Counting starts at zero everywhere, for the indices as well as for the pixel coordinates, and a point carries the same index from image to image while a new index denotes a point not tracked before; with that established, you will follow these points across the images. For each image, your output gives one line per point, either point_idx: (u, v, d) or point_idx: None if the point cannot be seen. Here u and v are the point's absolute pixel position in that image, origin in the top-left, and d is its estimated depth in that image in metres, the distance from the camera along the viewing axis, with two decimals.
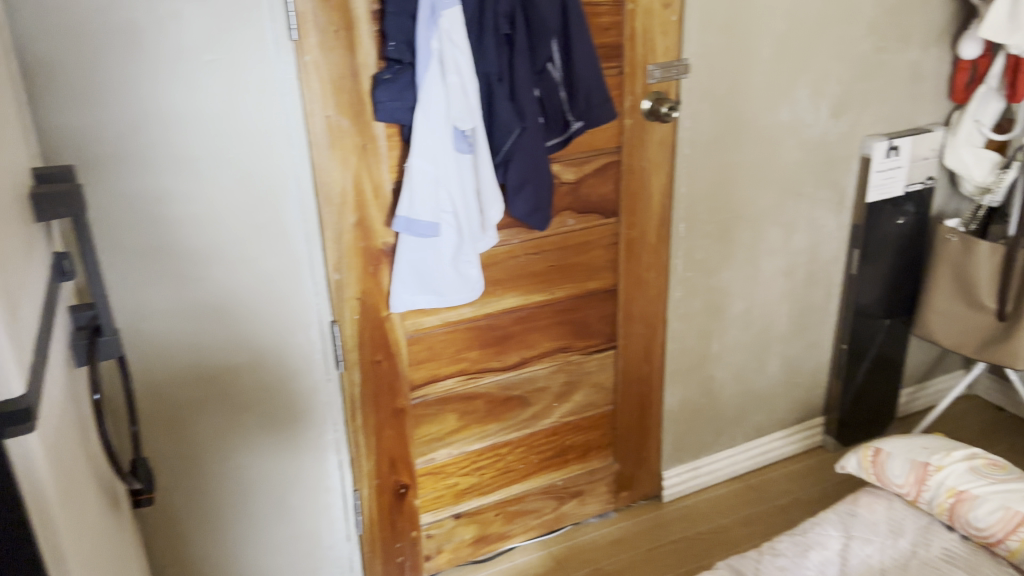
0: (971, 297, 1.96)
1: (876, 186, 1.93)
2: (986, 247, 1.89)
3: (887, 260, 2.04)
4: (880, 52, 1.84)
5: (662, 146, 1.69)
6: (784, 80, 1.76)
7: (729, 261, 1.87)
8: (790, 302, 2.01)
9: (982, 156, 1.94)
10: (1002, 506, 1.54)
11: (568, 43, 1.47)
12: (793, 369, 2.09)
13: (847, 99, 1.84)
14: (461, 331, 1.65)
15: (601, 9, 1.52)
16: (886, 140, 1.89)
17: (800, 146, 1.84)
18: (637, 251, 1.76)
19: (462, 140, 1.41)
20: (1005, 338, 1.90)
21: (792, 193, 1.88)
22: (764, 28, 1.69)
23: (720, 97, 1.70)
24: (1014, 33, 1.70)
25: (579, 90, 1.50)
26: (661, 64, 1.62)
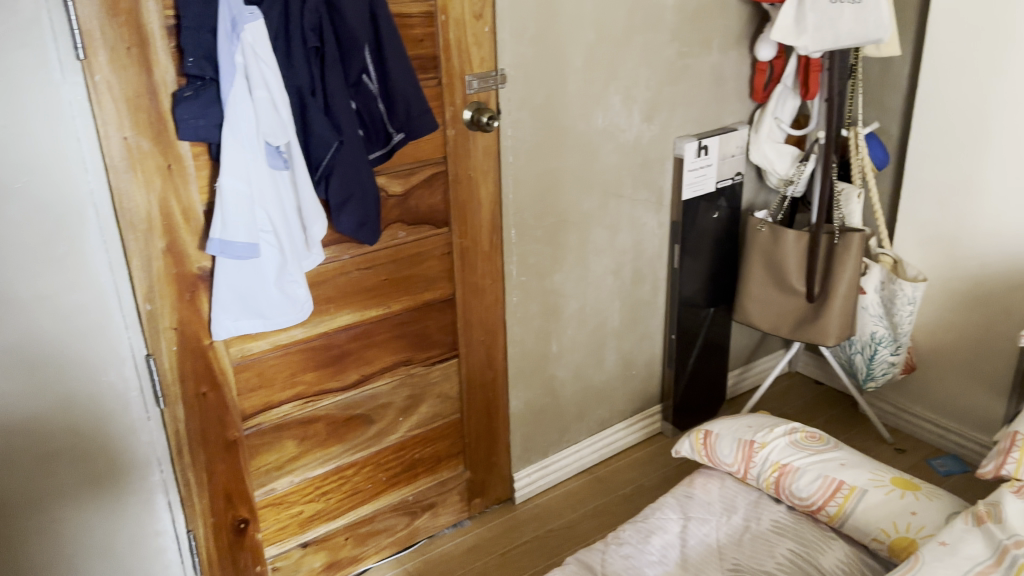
0: (782, 282, 2.10)
1: (690, 184, 2.03)
2: (792, 236, 2.04)
3: (706, 253, 2.15)
4: (685, 57, 1.94)
5: (488, 155, 1.70)
6: (598, 86, 1.81)
7: (561, 264, 1.91)
8: (621, 298, 2.08)
9: (783, 150, 2.10)
10: (821, 475, 1.66)
11: (382, 54, 1.45)
12: (628, 362, 2.17)
13: (657, 102, 1.93)
14: (293, 354, 1.59)
15: (413, 20, 1.52)
16: (695, 140, 1.99)
17: (618, 149, 1.91)
18: (470, 259, 1.77)
19: (276, 157, 1.38)
20: (815, 318, 2.06)
21: (614, 194, 1.94)
22: (575, 37, 1.74)
23: (538, 104, 1.74)
24: (801, 35, 1.83)
25: (397, 101, 1.48)
26: (479, 75, 1.63)
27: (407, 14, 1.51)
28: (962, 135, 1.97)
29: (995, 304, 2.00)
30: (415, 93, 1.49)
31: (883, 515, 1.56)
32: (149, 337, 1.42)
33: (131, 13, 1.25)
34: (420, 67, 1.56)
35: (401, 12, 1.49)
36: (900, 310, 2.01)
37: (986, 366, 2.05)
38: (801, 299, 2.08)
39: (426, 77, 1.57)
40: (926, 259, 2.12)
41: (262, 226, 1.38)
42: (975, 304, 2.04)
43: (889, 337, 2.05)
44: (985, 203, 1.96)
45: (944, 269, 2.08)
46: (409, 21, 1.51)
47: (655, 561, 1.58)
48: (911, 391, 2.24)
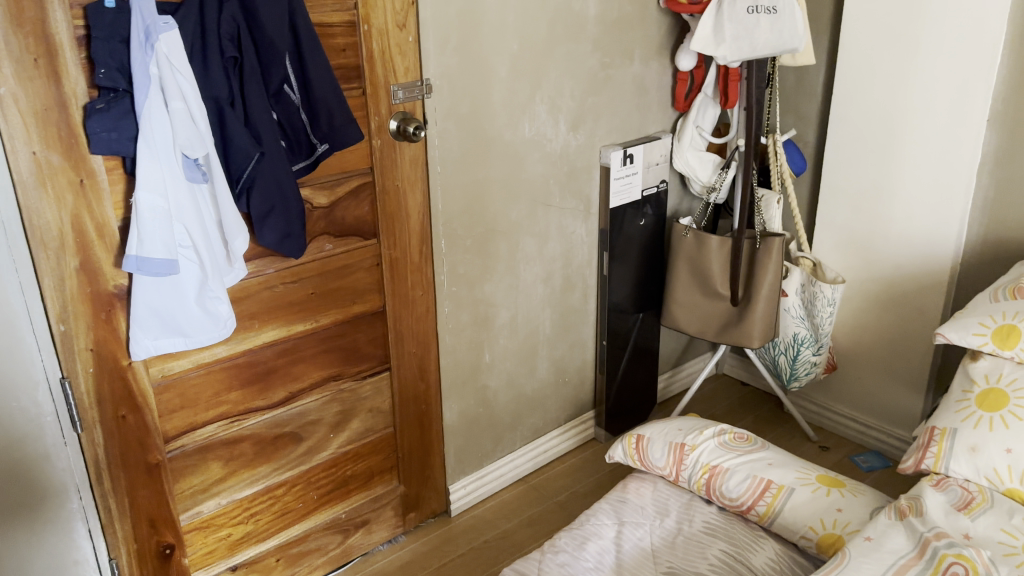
0: (707, 287, 2.14)
1: (617, 192, 2.06)
2: (716, 241, 2.08)
3: (634, 259, 2.18)
4: (608, 67, 1.96)
5: (414, 165, 1.69)
6: (524, 96, 1.82)
7: (491, 273, 1.91)
8: (551, 306, 2.08)
9: (705, 158, 2.14)
10: (750, 476, 1.70)
11: (303, 64, 1.43)
12: (560, 370, 2.17)
13: (581, 112, 1.94)
14: (217, 372, 1.55)
15: (335, 30, 1.50)
16: (620, 149, 2.02)
17: (544, 159, 1.92)
18: (400, 270, 1.75)
19: (194, 170, 1.35)
20: (739, 322, 2.10)
21: (541, 203, 1.95)
22: (499, 47, 1.74)
23: (464, 114, 1.73)
24: (719, 45, 1.87)
25: (319, 111, 1.46)
26: (403, 85, 1.62)
27: (329, 23, 1.49)
28: (875, 142, 2.04)
29: (908, 304, 2.08)
30: (338, 103, 1.48)
31: (810, 513, 1.61)
32: (64, 359, 1.36)
33: (37, 22, 1.20)
34: (343, 77, 1.54)
35: (322, 21, 1.48)
36: (820, 312, 2.07)
37: (902, 364, 2.13)
38: (726, 303, 2.13)
39: (350, 87, 1.56)
40: (844, 262, 2.19)
41: (179, 242, 1.35)
42: (891, 305, 2.12)
43: (811, 338, 2.11)
44: (897, 207, 2.04)
45: (860, 271, 2.16)
46: (330, 30, 1.49)
47: (590, 568, 1.58)
48: (833, 390, 2.31)
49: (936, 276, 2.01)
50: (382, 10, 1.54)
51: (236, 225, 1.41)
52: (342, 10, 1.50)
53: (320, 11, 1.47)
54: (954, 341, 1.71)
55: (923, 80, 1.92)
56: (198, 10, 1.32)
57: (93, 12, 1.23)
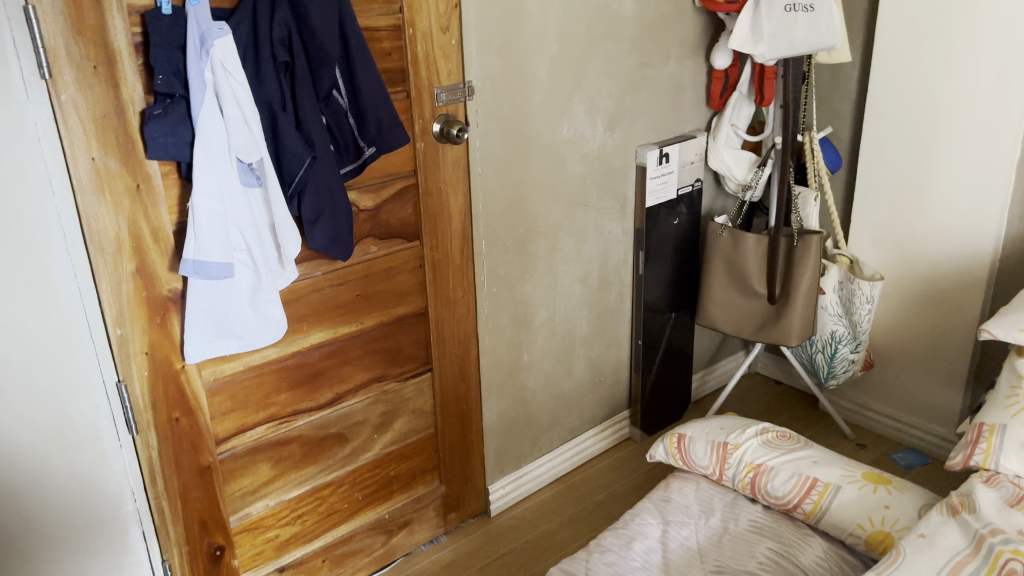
0: (743, 285, 2.14)
1: (652, 192, 2.04)
2: (752, 239, 2.09)
3: (668, 259, 2.17)
4: (644, 67, 1.95)
5: (456, 167, 1.70)
6: (564, 96, 1.82)
7: (530, 274, 1.91)
8: (589, 306, 2.08)
9: (741, 156, 2.12)
10: (796, 474, 1.70)
11: (352, 69, 1.44)
12: (597, 370, 2.17)
13: (618, 113, 1.94)
14: (266, 374, 1.56)
15: (380, 34, 1.51)
16: (656, 148, 2.01)
17: (581, 159, 1.91)
18: (442, 272, 1.76)
19: (249, 174, 1.36)
20: (777, 321, 2.10)
21: (579, 203, 1.95)
22: (539, 48, 1.74)
23: (505, 116, 1.74)
24: (758, 44, 1.86)
25: (367, 116, 1.47)
26: (446, 87, 1.62)
27: (375, 26, 1.49)
28: (913, 138, 2.04)
29: (947, 300, 2.08)
30: (386, 107, 1.49)
31: (858, 510, 1.61)
32: (120, 363, 1.37)
33: (96, 30, 1.22)
34: (388, 80, 1.55)
35: (369, 25, 1.49)
36: (858, 310, 2.06)
37: (941, 360, 2.13)
38: (763, 301, 2.13)
39: (394, 90, 1.57)
40: (881, 259, 2.18)
41: (234, 246, 1.37)
42: (929, 301, 2.11)
43: (849, 336, 2.11)
44: (936, 203, 2.04)
45: (898, 267, 2.15)
46: (376, 33, 1.50)
47: (638, 567, 1.58)
48: (869, 388, 2.31)
49: (976, 271, 2.01)
50: (426, 13, 1.55)
51: (289, 229, 1.42)
52: (388, 13, 1.51)
53: (367, 15, 1.48)
54: (1000, 337, 1.70)
55: (962, 75, 1.92)
56: (251, 17, 1.34)
57: (150, 20, 1.25)
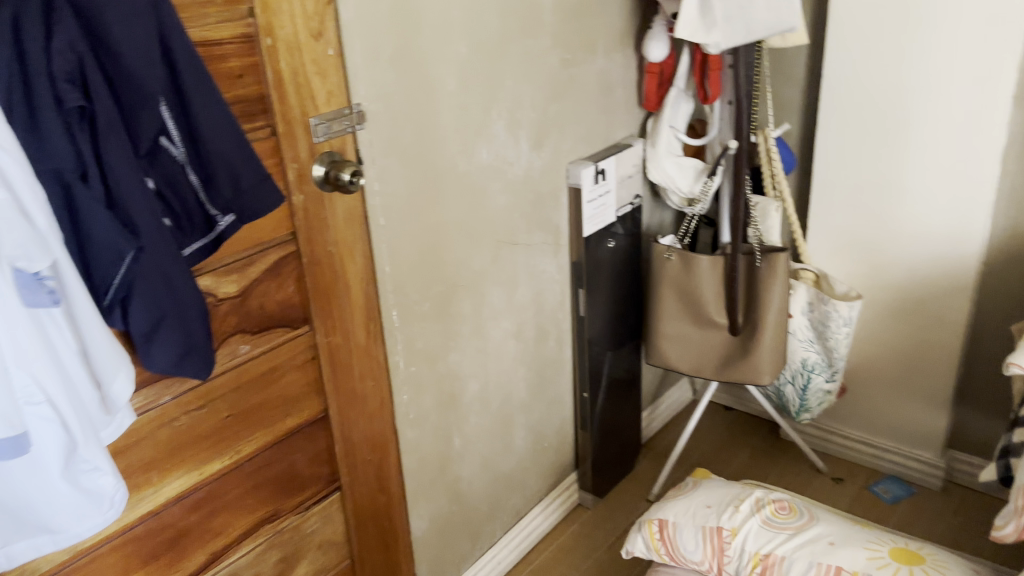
0: (699, 316, 1.79)
1: (590, 217, 1.67)
2: (707, 262, 1.75)
3: (607, 291, 1.80)
4: (570, 65, 1.56)
5: (350, 222, 1.25)
6: (478, 113, 1.40)
7: (454, 340, 1.49)
8: (525, 364, 1.68)
9: (685, 164, 1.76)
10: (813, 564, 1.37)
11: (186, 107, 0.98)
12: (539, 436, 1.78)
13: (543, 126, 1.54)
14: (107, 555, 1.07)
15: (226, 48, 1.04)
16: (591, 164, 1.62)
17: (505, 189, 1.50)
18: (343, 361, 1.30)
19: (36, 291, 0.85)
20: (743, 356, 1.76)
21: (506, 242, 1.54)
22: (443, 53, 1.31)
23: (407, 146, 1.30)
24: (711, 30, 1.50)
25: (217, 173, 1.01)
26: (326, 116, 1.17)
27: (215, 39, 1.02)
28: (878, 130, 1.75)
29: (926, 312, 1.81)
30: (245, 158, 1.03)
31: None
32: None
33: None
34: (242, 114, 1.08)
35: (205, 37, 1.01)
36: (833, 335, 1.76)
37: (919, 379, 1.87)
38: (723, 333, 1.79)
39: (255, 128, 1.10)
40: (846, 269, 1.90)
41: (21, 398, 0.86)
42: (904, 314, 1.84)
43: (824, 362, 1.81)
44: (907, 204, 1.76)
45: (867, 278, 1.87)
46: (218, 49, 1.03)
47: None
48: (836, 411, 2.04)
49: (958, 280, 1.75)
50: (288, 15, 1.09)
51: (114, 361, 0.94)
52: (233, 19, 1.04)
53: (201, 24, 1.00)
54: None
55: (935, 54, 1.63)
56: (13, 37, 0.83)
57: None
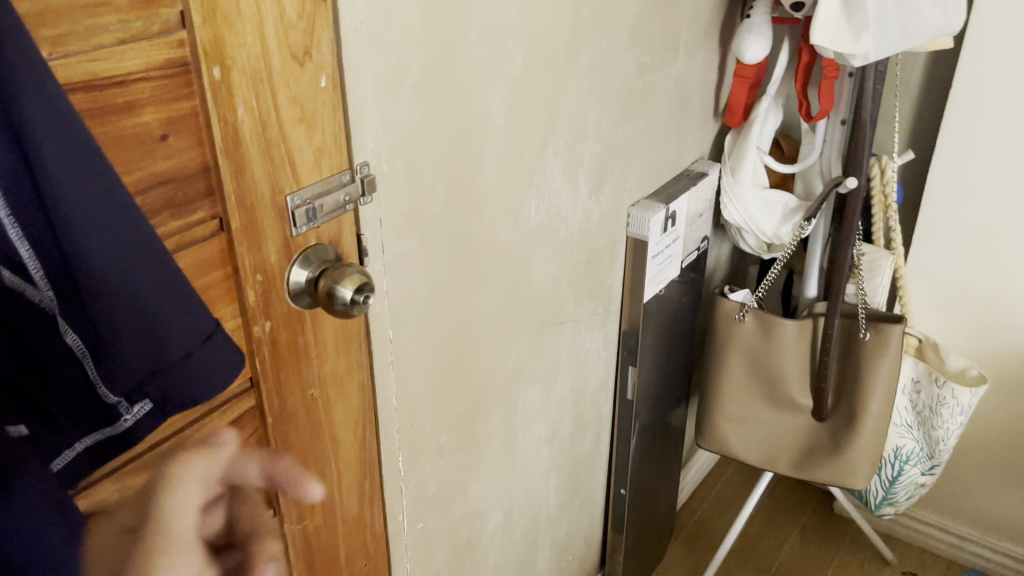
0: (775, 396, 1.38)
1: (653, 276, 1.21)
2: (793, 329, 1.33)
3: (662, 361, 1.36)
4: (646, 71, 1.08)
5: (342, 347, 0.77)
6: (531, 152, 0.93)
7: (476, 470, 1.04)
8: (558, 470, 1.24)
9: (771, 199, 1.32)
10: None
11: (62, 239, 0.45)
12: (566, 551, 1.35)
13: (607, 160, 1.07)
14: None
15: (136, 90, 0.55)
16: (663, 207, 1.16)
17: (555, 252, 1.04)
18: (324, 550, 0.83)
19: None
20: (832, 450, 1.37)
21: (550, 323, 1.08)
22: (490, 68, 0.83)
23: (430, 216, 0.82)
24: (861, 34, 1.04)
25: (124, 347, 0.51)
26: (311, 190, 0.69)
27: (118, 73, 0.54)
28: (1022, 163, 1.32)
29: None
30: (182, 307, 0.54)
31: None
32: None
33: None
34: (168, 202, 0.60)
35: (98, 70, 0.53)
36: (944, 423, 1.37)
37: None
38: (804, 418, 1.38)
39: (191, 224, 0.62)
40: (950, 329, 1.50)
41: None
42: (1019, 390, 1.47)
43: (922, 453, 1.44)
44: None
45: (977, 343, 1.48)
46: (125, 91, 0.55)
47: None
48: None
49: None
50: (253, 23, 0.60)
51: None
52: (151, 33, 0.55)
53: (89, 47, 0.52)
54: None
55: None
56: None
57: None
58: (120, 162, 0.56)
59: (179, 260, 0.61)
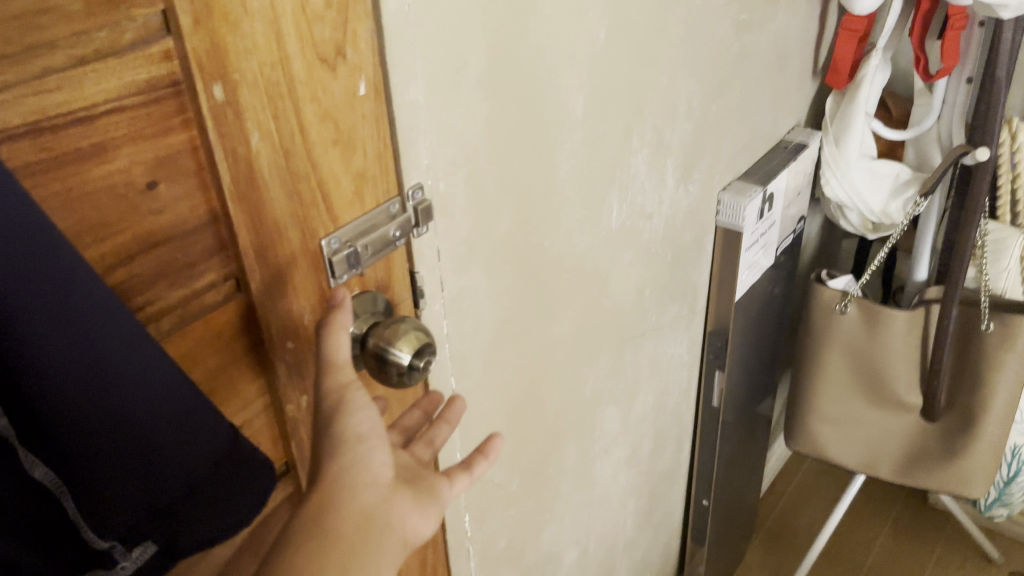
0: (878, 394, 1.21)
1: (747, 269, 1.04)
2: (902, 320, 1.14)
3: (753, 360, 1.19)
4: (744, 32, 0.89)
5: (397, 408, 0.62)
6: (613, 144, 0.76)
7: (550, 510, 0.90)
8: (637, 490, 1.09)
9: (880, 172, 1.14)
10: None
11: (12, 339, 0.35)
12: (643, 570, 1.21)
13: (698, 142, 0.89)
14: None
15: (108, 129, 0.40)
16: (761, 189, 0.98)
17: (639, 256, 0.87)
18: None
19: None
20: (944, 455, 1.21)
21: (631, 335, 0.92)
22: (566, 47, 0.65)
23: (496, 239, 0.66)
24: None
25: (105, 475, 0.41)
26: (350, 226, 0.53)
27: (79, 108, 0.38)
28: None
29: None
30: (180, 422, 0.43)
31: None
32: None
33: None
34: (166, 268, 0.44)
35: (48, 108, 0.37)
36: None
37: None
38: (913, 419, 1.21)
39: (197, 291, 0.47)
40: None
41: None
42: None
43: None
44: None
45: None
46: (91, 132, 0.39)
47: None
48: None
49: None
50: (263, 20, 0.43)
51: None
52: (122, 45, 0.39)
53: (33, 77, 0.36)
54: None
55: None
56: None
57: None
58: (91, 228, 0.40)
59: (183, 340, 0.47)
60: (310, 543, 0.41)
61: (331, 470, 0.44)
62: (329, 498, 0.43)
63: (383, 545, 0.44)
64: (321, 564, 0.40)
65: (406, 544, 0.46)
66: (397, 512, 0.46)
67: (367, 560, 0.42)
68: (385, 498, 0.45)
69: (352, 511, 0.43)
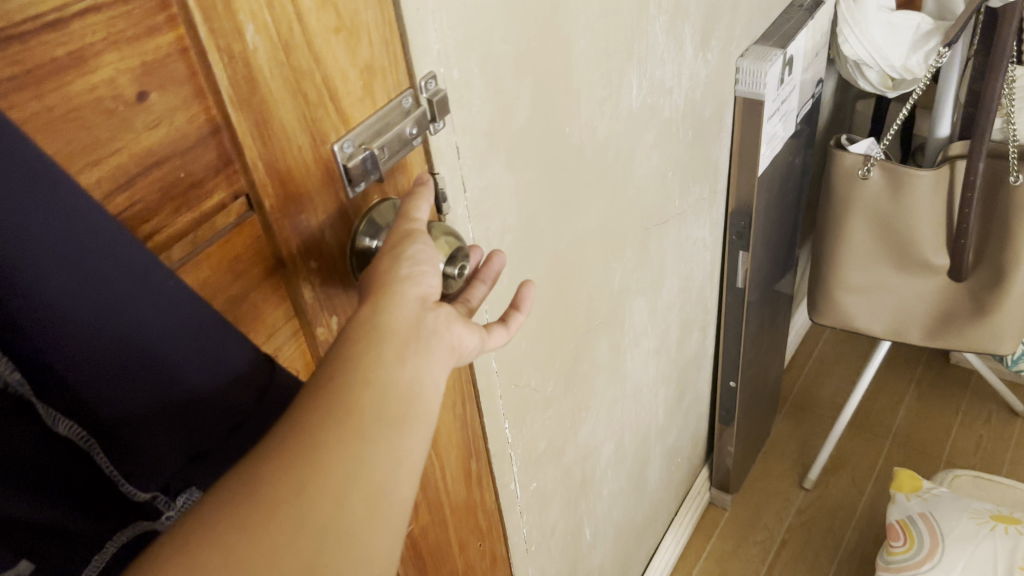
0: (904, 257, 1.18)
1: (768, 140, 0.99)
2: (927, 180, 1.09)
3: (775, 235, 1.15)
4: None
5: None
6: (630, 12, 0.69)
7: (586, 407, 0.87)
8: (667, 378, 1.07)
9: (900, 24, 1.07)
10: None
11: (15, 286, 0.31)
12: (676, 455, 1.21)
13: (715, 4, 0.82)
14: None
15: (86, 32, 0.34)
16: (781, 52, 0.92)
17: (660, 134, 0.82)
18: (440, 556, 0.67)
19: None
20: (974, 313, 1.18)
21: (656, 220, 0.88)
22: None
23: (516, 129, 0.61)
24: None
25: (132, 414, 0.37)
26: (364, 123, 0.48)
27: (46, 10, 0.32)
28: None
29: None
30: (208, 356, 0.38)
31: None
32: None
33: None
34: (170, 189, 0.40)
35: (14, 14, 0.31)
36: None
37: None
38: (940, 279, 1.18)
39: (206, 214, 0.42)
40: None
41: None
42: None
43: None
44: None
45: None
46: (66, 39, 0.33)
47: None
48: None
49: None
50: None
51: None
52: None
53: None
54: None
55: None
56: None
57: None
58: (84, 149, 0.35)
59: (201, 268, 0.42)
60: (365, 339, 0.39)
61: (385, 283, 0.42)
62: (380, 300, 0.41)
63: (435, 352, 0.41)
64: (375, 352, 0.38)
65: (457, 356, 0.43)
66: (446, 322, 0.42)
67: (420, 359, 0.40)
68: (434, 309, 0.42)
69: (403, 318, 0.40)
